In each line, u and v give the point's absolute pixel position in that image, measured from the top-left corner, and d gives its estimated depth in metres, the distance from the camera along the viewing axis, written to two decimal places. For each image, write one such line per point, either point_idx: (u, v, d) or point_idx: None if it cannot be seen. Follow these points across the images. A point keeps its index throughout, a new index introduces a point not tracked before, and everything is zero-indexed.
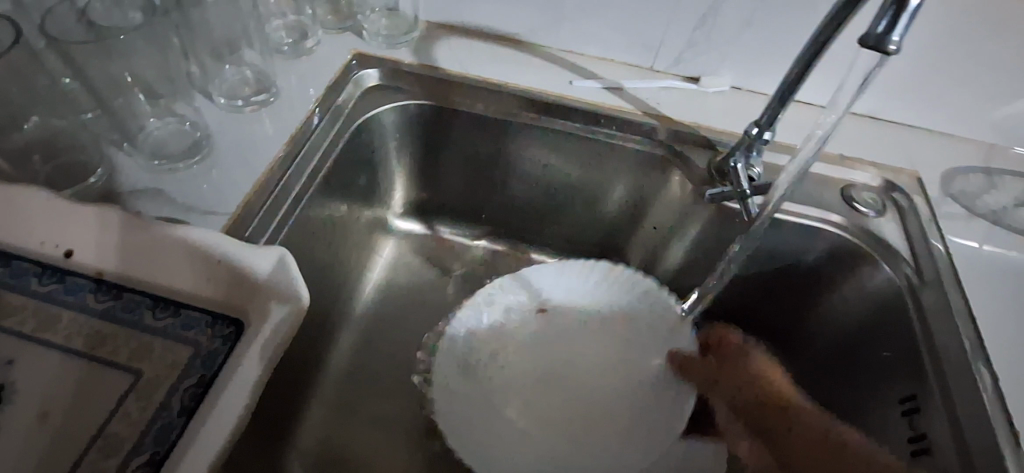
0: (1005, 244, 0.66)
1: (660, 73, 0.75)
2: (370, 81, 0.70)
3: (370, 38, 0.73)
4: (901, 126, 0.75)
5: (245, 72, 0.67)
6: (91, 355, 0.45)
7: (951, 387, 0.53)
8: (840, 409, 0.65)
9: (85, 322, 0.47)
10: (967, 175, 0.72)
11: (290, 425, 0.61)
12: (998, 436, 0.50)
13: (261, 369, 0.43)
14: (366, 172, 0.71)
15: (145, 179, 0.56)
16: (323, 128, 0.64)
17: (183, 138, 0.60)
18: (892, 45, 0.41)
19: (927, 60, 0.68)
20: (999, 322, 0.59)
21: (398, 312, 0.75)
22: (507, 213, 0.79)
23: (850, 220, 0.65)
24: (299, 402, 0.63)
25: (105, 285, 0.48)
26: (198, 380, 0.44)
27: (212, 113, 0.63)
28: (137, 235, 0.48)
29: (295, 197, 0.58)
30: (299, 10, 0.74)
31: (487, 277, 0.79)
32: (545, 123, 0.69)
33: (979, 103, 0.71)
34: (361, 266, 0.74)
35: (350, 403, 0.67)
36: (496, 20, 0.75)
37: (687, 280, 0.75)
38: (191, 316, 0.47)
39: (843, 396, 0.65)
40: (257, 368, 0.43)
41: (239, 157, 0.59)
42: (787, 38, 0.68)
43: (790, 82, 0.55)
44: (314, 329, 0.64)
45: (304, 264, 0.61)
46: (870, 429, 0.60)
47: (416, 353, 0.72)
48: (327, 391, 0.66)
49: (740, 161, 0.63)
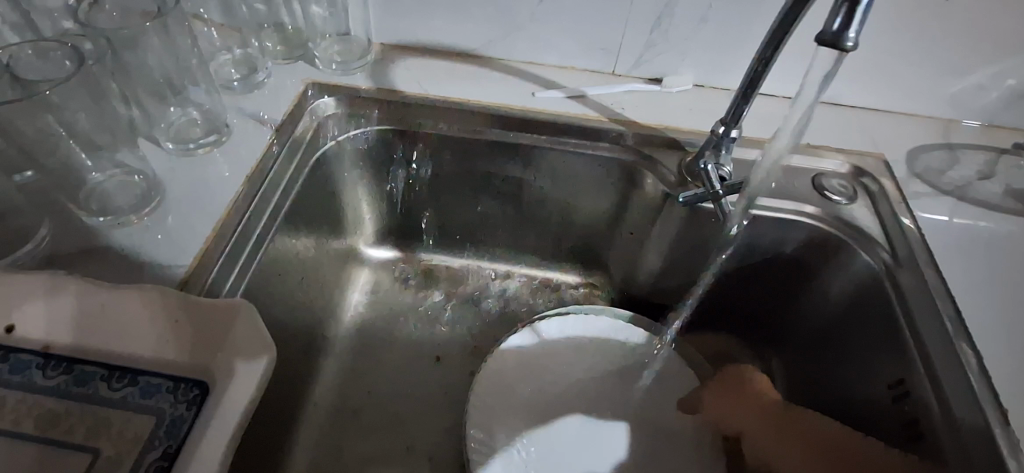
0: (973, 217, 0.67)
1: (621, 76, 0.75)
2: (328, 110, 0.68)
3: (324, 66, 0.71)
4: (862, 109, 0.76)
5: (191, 113, 0.65)
6: (40, 438, 0.42)
7: (935, 365, 0.53)
8: (831, 400, 0.64)
9: (38, 401, 0.44)
10: (930, 152, 0.72)
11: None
12: (985, 410, 0.50)
13: (234, 427, 0.41)
14: (331, 202, 0.69)
15: (94, 236, 0.53)
16: (281, 162, 0.61)
17: (129, 191, 0.57)
18: (849, 42, 0.40)
19: (878, 41, 0.69)
20: (979, 296, 0.59)
21: (378, 343, 0.73)
22: (483, 230, 0.77)
23: (822, 209, 0.65)
24: (281, 448, 0.60)
25: (54, 359, 0.45)
26: (163, 452, 0.42)
27: (161, 160, 0.60)
28: (100, 299, 0.46)
29: (257, 239, 0.55)
30: (246, 42, 0.71)
31: (469, 296, 0.78)
32: (513, 138, 0.68)
33: (933, 81, 0.72)
34: (337, 298, 0.73)
35: (339, 446, 0.64)
36: (451, 37, 0.73)
37: (668, 279, 0.73)
38: (151, 382, 0.45)
39: (834, 381, 0.64)
40: (231, 424, 0.42)
41: (190, 203, 0.56)
42: (741, 32, 0.68)
43: (751, 78, 0.55)
44: (291, 373, 0.62)
45: (273, 307, 0.58)
46: (862, 409, 0.60)
47: (403, 383, 0.70)
48: (311, 433, 0.64)
49: (710, 162, 0.63)
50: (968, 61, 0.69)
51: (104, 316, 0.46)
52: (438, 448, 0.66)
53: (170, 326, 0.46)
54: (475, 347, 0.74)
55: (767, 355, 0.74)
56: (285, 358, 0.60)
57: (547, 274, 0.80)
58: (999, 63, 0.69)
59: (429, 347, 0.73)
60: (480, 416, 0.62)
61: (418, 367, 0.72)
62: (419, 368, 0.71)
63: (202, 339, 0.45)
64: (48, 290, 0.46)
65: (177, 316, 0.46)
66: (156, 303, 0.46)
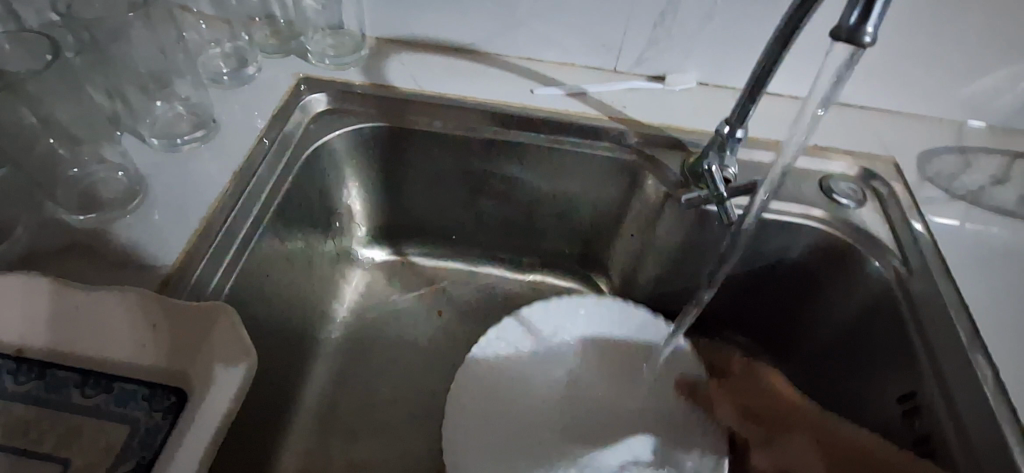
0: (988, 223, 0.64)
1: (623, 74, 0.72)
2: (318, 106, 0.66)
3: (316, 61, 0.69)
4: (872, 111, 0.74)
5: (177, 107, 0.62)
6: (10, 446, 0.41)
7: (950, 381, 0.51)
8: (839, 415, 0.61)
9: (8, 408, 0.42)
10: (943, 156, 0.70)
11: None
12: (1001, 428, 0.47)
13: (212, 437, 0.39)
14: (322, 201, 0.66)
15: (72, 235, 0.51)
16: (269, 160, 0.59)
17: (110, 186, 0.55)
18: (868, 37, 0.38)
19: (891, 39, 0.66)
20: (993, 306, 0.56)
21: (370, 347, 0.71)
22: (480, 231, 0.75)
23: (830, 213, 0.62)
24: (268, 455, 0.58)
25: (27, 363, 0.43)
26: (137, 463, 0.40)
27: (143, 155, 0.58)
28: (76, 301, 0.44)
29: (243, 239, 0.53)
30: (236, 35, 0.69)
31: (463, 299, 0.76)
32: (510, 136, 0.66)
33: (946, 82, 0.70)
34: (328, 299, 0.71)
35: (328, 453, 0.62)
36: (448, 32, 0.71)
37: (670, 284, 0.71)
38: (126, 389, 0.43)
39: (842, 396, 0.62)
40: (208, 436, 0.40)
41: (174, 200, 0.54)
42: (749, 28, 0.65)
43: (759, 76, 0.52)
44: (279, 377, 0.60)
45: (261, 310, 0.56)
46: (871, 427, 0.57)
47: (395, 387, 0.68)
48: (299, 439, 0.62)
49: (714, 163, 0.60)
50: (983, 61, 0.67)
51: (83, 319, 0.44)
52: (430, 455, 0.64)
53: (152, 333, 0.44)
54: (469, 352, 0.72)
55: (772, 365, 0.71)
56: (271, 363, 0.58)
57: (546, 277, 0.78)
58: (1014, 65, 0.67)
59: (421, 352, 0.71)
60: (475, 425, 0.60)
61: (412, 371, 0.70)
62: (412, 373, 0.69)
63: (186, 349, 0.43)
64: (22, 291, 0.44)
65: (160, 324, 0.44)
66: (138, 307, 0.44)
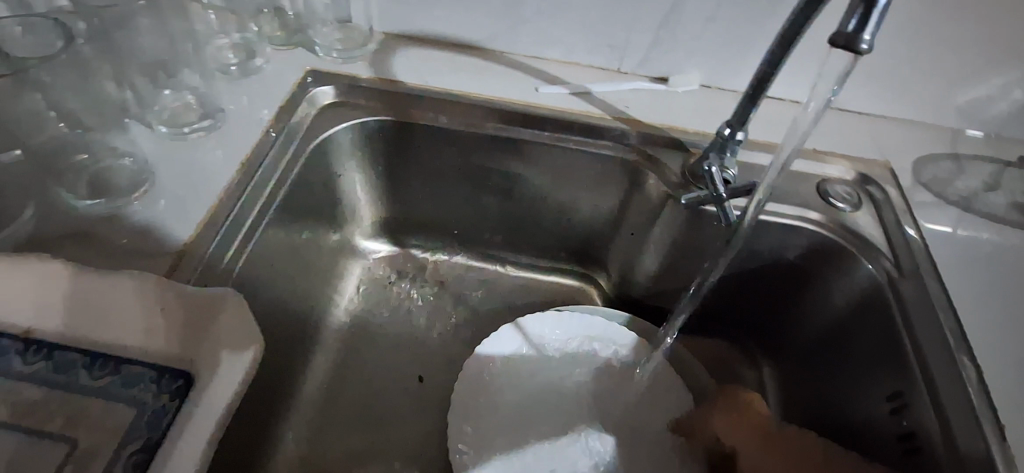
0: (976, 228, 0.66)
1: (627, 74, 0.73)
2: (325, 99, 0.67)
3: (324, 54, 0.70)
4: (869, 115, 0.75)
5: (185, 97, 0.63)
6: (17, 426, 0.41)
7: (935, 377, 0.52)
8: (845, 423, 0.60)
9: (20, 391, 0.42)
10: (937, 163, 0.71)
11: (262, 452, 0.61)
12: (983, 427, 0.49)
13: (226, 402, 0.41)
14: (325, 193, 0.68)
15: (77, 220, 0.51)
16: (277, 149, 0.60)
17: (120, 173, 0.55)
18: (863, 45, 0.39)
19: (889, 45, 0.67)
20: (979, 311, 0.58)
21: (371, 337, 0.74)
22: (482, 225, 0.77)
23: (826, 216, 0.64)
24: (268, 428, 0.62)
25: (35, 344, 0.44)
26: (142, 445, 0.41)
27: (150, 142, 0.59)
28: (94, 281, 0.46)
29: (250, 227, 0.55)
30: (243, 27, 0.70)
31: (462, 289, 0.79)
32: (512, 133, 0.67)
33: (943, 88, 0.71)
34: (331, 283, 0.74)
35: (330, 429, 0.67)
36: (454, 29, 0.72)
37: (669, 282, 0.72)
38: (133, 372, 0.44)
39: (848, 400, 0.61)
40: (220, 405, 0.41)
41: (180, 187, 0.55)
42: (752, 31, 0.66)
43: (759, 81, 0.54)
44: (281, 358, 0.63)
45: (262, 297, 0.57)
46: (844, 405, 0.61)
47: (395, 373, 0.72)
48: (301, 415, 0.66)
49: (714, 164, 0.61)
50: (980, 69, 0.68)
51: (103, 309, 0.45)
52: (429, 443, 0.68)
53: None
54: (469, 347, 0.75)
55: (766, 361, 0.74)
56: (273, 348, 0.61)
57: (542, 273, 0.81)
58: (1010, 72, 0.68)
59: None
60: (471, 415, 0.65)
61: (411, 362, 0.73)
62: (408, 366, 0.73)
63: None
64: (41, 277, 0.45)
65: None
66: None
